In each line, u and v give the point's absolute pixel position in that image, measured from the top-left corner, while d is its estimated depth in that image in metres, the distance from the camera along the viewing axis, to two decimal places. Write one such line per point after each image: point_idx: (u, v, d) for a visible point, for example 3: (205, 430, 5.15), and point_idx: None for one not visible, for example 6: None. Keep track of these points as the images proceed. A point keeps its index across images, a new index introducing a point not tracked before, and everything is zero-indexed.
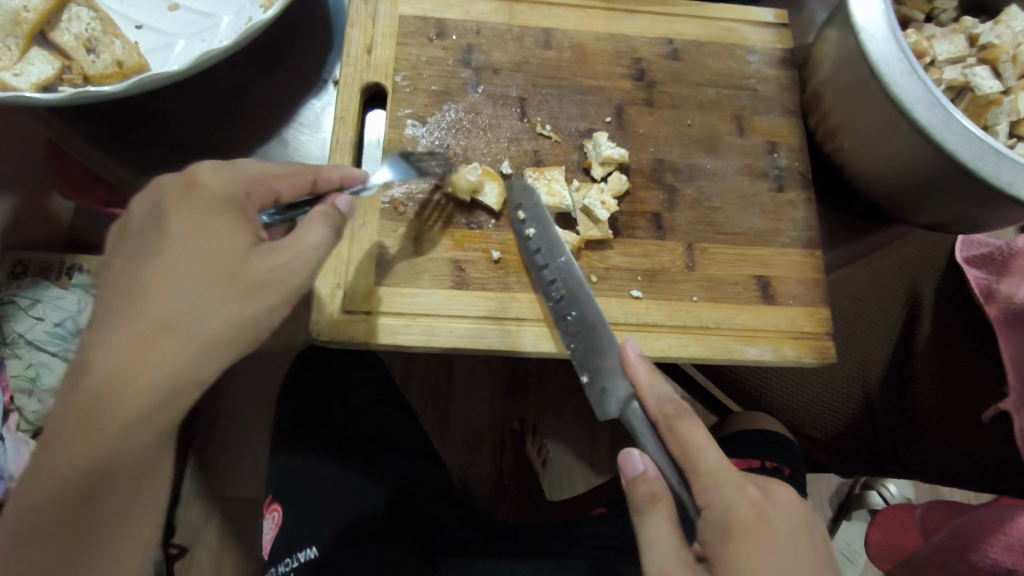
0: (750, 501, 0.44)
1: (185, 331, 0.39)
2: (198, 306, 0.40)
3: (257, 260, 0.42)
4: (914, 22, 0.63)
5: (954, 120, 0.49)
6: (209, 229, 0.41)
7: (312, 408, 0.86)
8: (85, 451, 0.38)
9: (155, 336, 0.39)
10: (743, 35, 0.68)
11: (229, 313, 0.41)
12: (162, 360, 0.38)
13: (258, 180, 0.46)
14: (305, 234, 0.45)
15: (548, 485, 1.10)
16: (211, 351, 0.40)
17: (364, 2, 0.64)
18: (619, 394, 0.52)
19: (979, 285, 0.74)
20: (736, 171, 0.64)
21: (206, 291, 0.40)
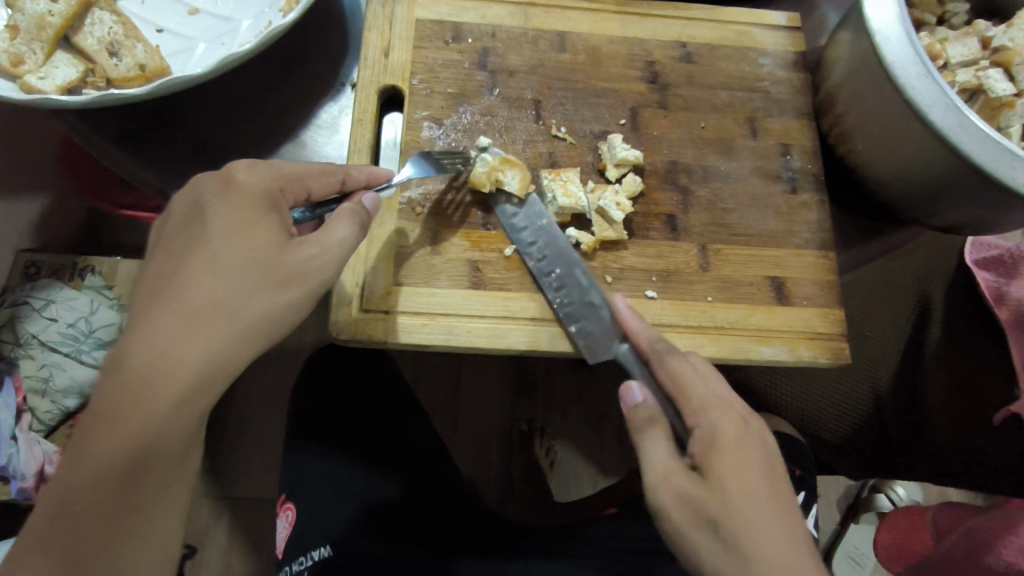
0: (733, 423, 0.49)
1: (218, 322, 0.42)
2: (231, 300, 0.42)
3: (289, 256, 0.44)
4: (927, 25, 0.64)
5: (969, 121, 0.49)
6: (244, 227, 0.44)
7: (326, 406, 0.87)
8: (124, 437, 0.40)
9: (192, 326, 0.41)
10: (755, 38, 0.69)
11: (259, 308, 0.43)
12: (198, 349, 0.41)
13: (284, 180, 0.47)
14: (331, 229, 0.46)
15: (555, 485, 1.07)
16: (243, 342, 0.43)
17: (382, 6, 0.65)
18: (610, 339, 0.56)
19: (989, 286, 0.77)
20: (749, 173, 0.64)
21: (239, 286, 0.42)
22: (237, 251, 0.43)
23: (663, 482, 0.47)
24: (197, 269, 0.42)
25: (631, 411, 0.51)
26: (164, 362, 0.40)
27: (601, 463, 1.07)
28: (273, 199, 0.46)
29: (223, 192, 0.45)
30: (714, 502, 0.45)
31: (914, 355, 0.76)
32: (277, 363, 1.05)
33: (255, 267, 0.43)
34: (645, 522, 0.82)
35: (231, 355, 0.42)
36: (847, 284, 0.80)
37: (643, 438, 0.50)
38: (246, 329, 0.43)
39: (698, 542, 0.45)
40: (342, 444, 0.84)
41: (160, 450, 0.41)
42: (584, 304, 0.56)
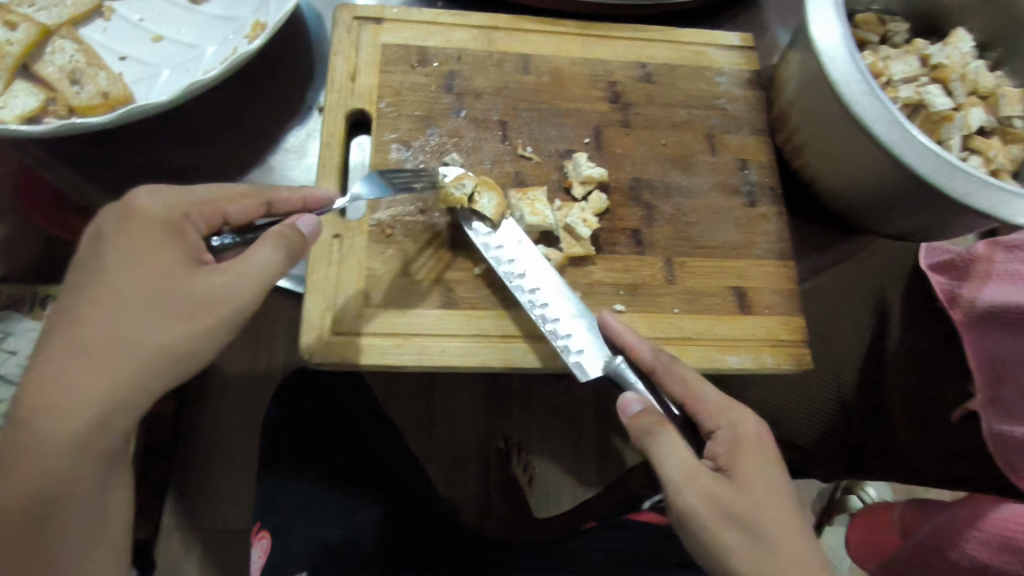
0: (751, 422, 0.52)
1: (114, 357, 0.43)
2: (124, 333, 0.44)
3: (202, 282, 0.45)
4: (870, 43, 0.68)
5: (911, 135, 0.52)
6: (147, 258, 0.45)
7: (306, 431, 0.86)
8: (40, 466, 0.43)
9: (87, 362, 0.43)
10: (711, 58, 0.72)
11: (164, 338, 0.44)
12: (104, 384, 0.43)
13: (200, 205, 0.48)
14: (252, 253, 0.47)
15: (536, 502, 1.13)
16: (157, 372, 0.44)
17: (347, 32, 0.66)
18: (605, 356, 0.54)
19: (943, 290, 0.79)
20: (710, 188, 0.66)
21: (138, 316, 0.44)
22: (133, 286, 0.44)
23: (688, 483, 0.48)
24: (99, 298, 0.44)
25: (635, 420, 0.50)
26: (69, 392, 0.43)
27: (581, 477, 1.15)
28: (174, 226, 0.46)
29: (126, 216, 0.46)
30: (739, 502, 0.48)
31: (875, 360, 0.80)
32: (248, 390, 1.03)
33: (152, 298, 0.44)
34: (625, 531, 0.83)
35: (142, 380, 0.44)
36: (808, 292, 0.83)
37: (658, 440, 0.49)
38: (150, 359, 0.44)
39: (726, 542, 0.47)
40: (319, 468, 0.83)
41: (76, 475, 0.44)
42: (571, 319, 0.55)
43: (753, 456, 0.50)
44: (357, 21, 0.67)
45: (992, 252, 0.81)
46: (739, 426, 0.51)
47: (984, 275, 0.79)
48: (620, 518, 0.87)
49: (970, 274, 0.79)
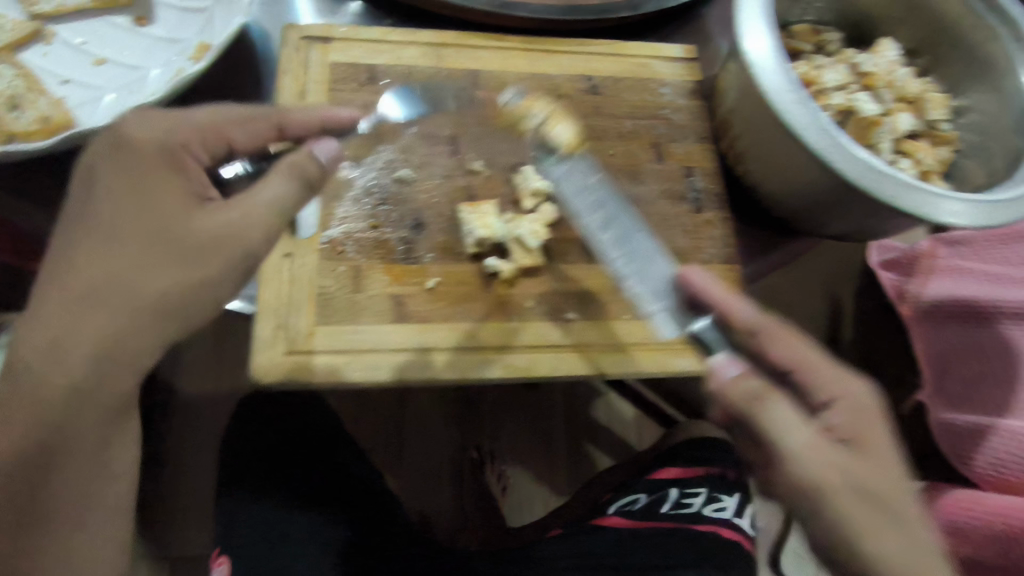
0: (863, 393, 0.51)
1: (112, 301, 0.45)
2: (119, 280, 0.45)
3: (201, 223, 0.46)
4: (804, 53, 0.71)
5: (839, 142, 0.55)
6: (141, 203, 0.46)
7: (272, 448, 0.85)
8: (45, 410, 0.46)
9: (85, 305, 0.44)
10: (655, 69, 0.74)
11: (160, 283, 0.46)
12: (101, 325, 0.45)
13: (203, 126, 0.49)
14: (265, 189, 0.47)
15: (508, 509, 1.16)
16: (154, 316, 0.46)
17: (295, 51, 0.66)
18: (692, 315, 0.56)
19: (894, 286, 0.89)
20: (656, 196, 0.68)
21: (135, 259, 0.45)
22: (132, 229, 0.45)
23: (809, 451, 0.47)
24: (98, 239, 0.45)
25: (735, 385, 0.48)
26: (70, 335, 0.45)
27: (553, 485, 1.19)
28: (177, 156, 0.47)
29: (125, 145, 0.46)
30: (862, 472, 0.47)
31: None
32: (211, 411, 1.02)
33: (149, 241, 0.45)
34: (592, 537, 0.85)
35: (139, 327, 0.45)
36: (769, 282, 0.87)
37: (761, 408, 0.47)
38: (147, 303, 0.45)
39: (853, 514, 0.46)
40: (286, 488, 0.83)
41: (82, 418, 0.47)
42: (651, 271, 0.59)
43: (869, 428, 0.50)
44: (305, 40, 0.67)
45: (935, 247, 0.87)
46: (856, 398, 0.51)
47: (929, 271, 0.86)
48: (586, 523, 0.88)
49: (915, 270, 0.87)
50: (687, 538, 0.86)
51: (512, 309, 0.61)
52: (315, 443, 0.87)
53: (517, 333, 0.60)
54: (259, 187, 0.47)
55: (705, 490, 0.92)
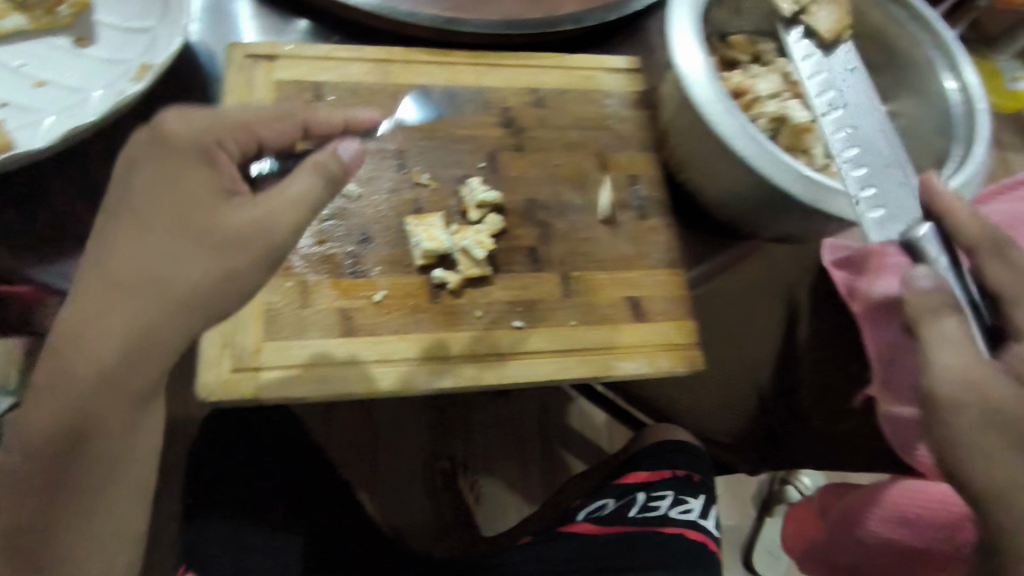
0: None
1: (146, 290, 0.44)
2: (158, 270, 0.45)
3: (228, 215, 0.46)
4: (741, 63, 0.74)
5: (764, 150, 0.58)
6: (184, 192, 0.46)
7: (235, 465, 0.84)
8: (68, 402, 0.45)
9: (118, 293, 0.44)
10: (599, 81, 0.76)
11: (195, 274, 0.45)
12: (135, 314, 0.44)
13: (239, 124, 0.50)
14: (292, 183, 0.48)
15: (484, 518, 1.17)
16: (187, 306, 0.45)
17: (240, 71, 0.67)
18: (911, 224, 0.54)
19: (844, 285, 0.85)
20: (602, 204, 0.70)
21: (171, 251, 0.45)
22: (167, 219, 0.45)
23: (958, 373, 0.48)
24: (135, 229, 0.45)
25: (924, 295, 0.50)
26: (102, 323, 0.44)
27: (525, 492, 1.20)
28: (207, 151, 0.48)
29: (162, 142, 0.47)
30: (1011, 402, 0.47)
31: (787, 353, 0.85)
32: (172, 432, 1.01)
33: (183, 230, 0.45)
34: (560, 543, 0.85)
35: (172, 317, 0.45)
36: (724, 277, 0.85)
37: (939, 321, 0.49)
38: (181, 292, 0.45)
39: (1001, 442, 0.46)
40: (248, 507, 0.81)
41: (109, 407, 0.45)
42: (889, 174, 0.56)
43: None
44: (250, 59, 0.67)
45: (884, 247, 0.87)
46: None
47: (879, 268, 0.84)
48: (553, 530, 0.89)
49: (868, 269, 0.84)
50: (656, 543, 0.84)
51: (461, 319, 0.61)
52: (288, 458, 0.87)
53: (465, 342, 0.61)
54: (286, 182, 0.48)
55: (670, 492, 0.88)
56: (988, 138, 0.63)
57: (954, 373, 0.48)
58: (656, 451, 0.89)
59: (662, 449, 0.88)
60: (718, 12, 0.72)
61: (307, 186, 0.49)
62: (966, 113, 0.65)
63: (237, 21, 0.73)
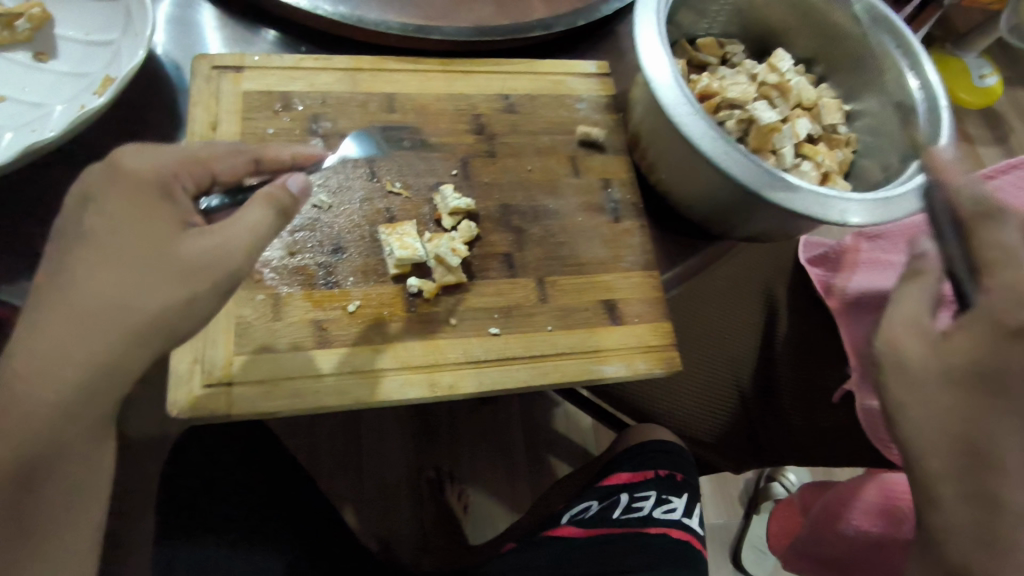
0: None
1: (109, 321, 0.44)
2: (124, 297, 0.44)
3: (193, 241, 0.45)
4: (710, 66, 0.75)
5: (733, 151, 0.58)
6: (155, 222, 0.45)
7: (215, 483, 0.82)
8: (26, 437, 0.43)
9: (85, 323, 0.43)
10: (570, 86, 0.76)
11: (158, 301, 0.44)
12: (97, 348, 0.43)
13: (193, 159, 0.50)
14: (244, 213, 0.47)
15: (471, 528, 1.15)
16: (153, 335, 0.45)
17: (206, 82, 0.66)
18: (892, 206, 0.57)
19: (820, 280, 0.88)
20: (576, 208, 0.70)
21: (135, 280, 0.44)
22: (130, 247, 0.45)
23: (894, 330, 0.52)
24: (101, 260, 0.44)
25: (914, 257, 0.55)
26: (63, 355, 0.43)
27: (512, 499, 1.19)
28: (164, 184, 0.47)
29: (116, 174, 0.46)
30: (926, 372, 0.49)
31: (767, 351, 0.86)
32: (148, 452, 0.99)
33: (146, 259, 0.45)
34: (541, 552, 0.83)
35: (136, 345, 0.45)
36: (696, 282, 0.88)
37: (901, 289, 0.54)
38: (150, 320, 0.44)
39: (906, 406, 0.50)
40: (230, 526, 0.79)
41: (69, 441, 0.44)
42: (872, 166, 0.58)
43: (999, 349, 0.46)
44: (216, 70, 0.67)
45: (858, 242, 0.91)
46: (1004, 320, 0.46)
47: (852, 265, 0.88)
48: (537, 537, 0.87)
49: (842, 265, 0.88)
50: (638, 544, 0.83)
51: (436, 327, 0.61)
52: (267, 476, 0.85)
53: (441, 351, 0.60)
54: (240, 211, 0.47)
55: (653, 493, 0.86)
56: (952, 134, 0.63)
57: (882, 338, 0.53)
58: (644, 451, 0.85)
59: (649, 449, 0.85)
60: (684, 14, 0.73)
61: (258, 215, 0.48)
62: (929, 110, 0.66)
63: (202, 33, 0.72)
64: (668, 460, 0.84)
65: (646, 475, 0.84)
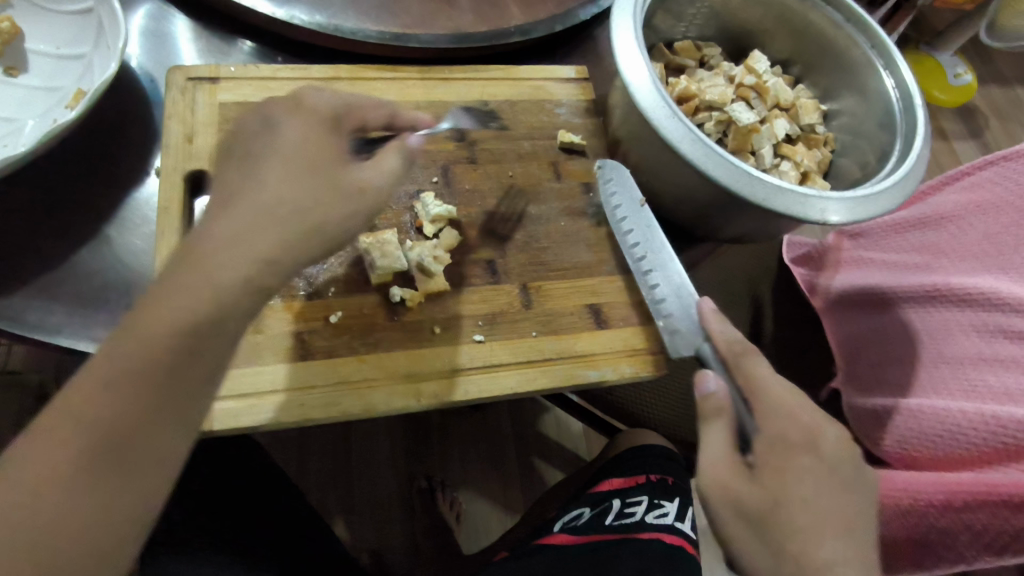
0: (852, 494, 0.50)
1: (244, 242, 0.41)
2: (244, 232, 0.41)
3: (351, 171, 0.47)
4: (688, 68, 0.75)
5: (712, 151, 0.58)
6: (295, 179, 0.44)
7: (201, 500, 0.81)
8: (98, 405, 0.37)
9: (223, 246, 0.40)
10: (549, 91, 0.76)
11: (194, 289, 0.39)
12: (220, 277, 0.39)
13: (351, 104, 0.51)
14: (382, 161, 0.49)
15: (465, 538, 1.14)
16: (236, 300, 0.40)
17: (181, 93, 0.65)
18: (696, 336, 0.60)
19: (805, 280, 0.91)
20: (558, 213, 0.70)
21: (260, 211, 0.42)
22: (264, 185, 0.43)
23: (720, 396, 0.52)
24: (244, 184, 0.43)
25: (703, 399, 0.53)
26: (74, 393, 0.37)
27: (507, 506, 1.19)
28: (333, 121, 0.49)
29: (283, 112, 0.48)
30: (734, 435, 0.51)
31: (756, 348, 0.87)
32: None
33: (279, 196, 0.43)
34: (536, 559, 0.82)
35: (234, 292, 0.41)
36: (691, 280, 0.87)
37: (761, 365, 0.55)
38: (185, 312, 0.39)
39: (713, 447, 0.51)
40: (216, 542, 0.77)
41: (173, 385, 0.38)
42: (683, 301, 0.62)
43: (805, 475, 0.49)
44: (191, 81, 0.66)
45: (840, 241, 0.95)
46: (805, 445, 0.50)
47: (837, 263, 0.92)
48: (530, 544, 0.86)
49: (825, 265, 0.92)
50: (634, 553, 0.82)
51: (419, 336, 0.61)
52: (257, 490, 0.83)
53: (425, 360, 0.60)
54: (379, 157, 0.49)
55: (645, 499, 0.86)
56: (927, 133, 0.64)
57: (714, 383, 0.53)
58: (637, 454, 0.85)
59: (645, 453, 0.85)
60: (660, 18, 0.73)
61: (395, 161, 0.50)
62: (904, 109, 0.67)
63: (176, 45, 0.72)
64: (660, 464, 0.85)
65: (637, 479, 0.85)
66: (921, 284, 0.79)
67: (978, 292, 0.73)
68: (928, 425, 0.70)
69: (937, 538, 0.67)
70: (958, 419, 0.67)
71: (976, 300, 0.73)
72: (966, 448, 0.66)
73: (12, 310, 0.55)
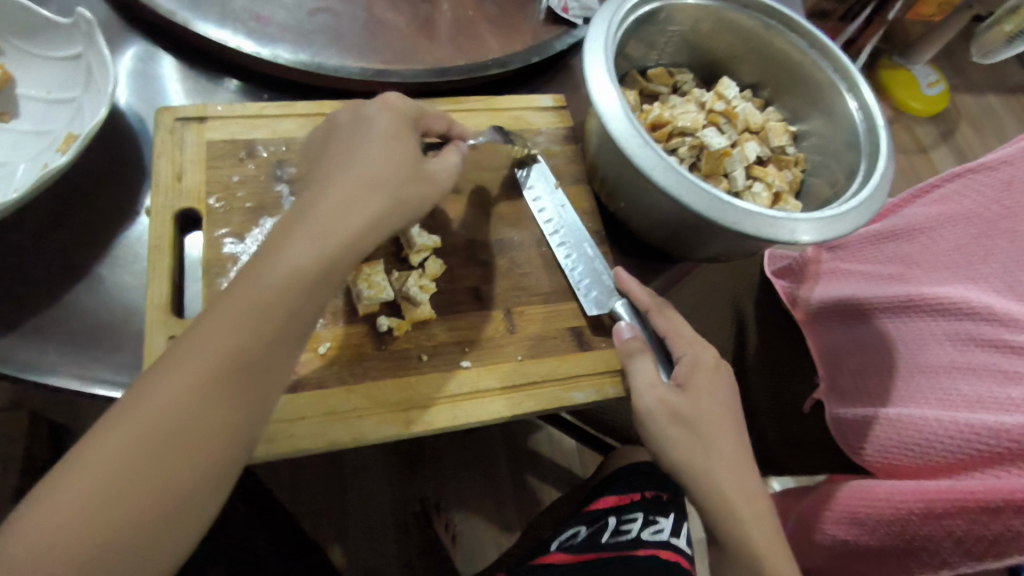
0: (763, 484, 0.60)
1: (265, 293, 0.45)
2: (252, 287, 0.45)
3: (414, 189, 0.54)
4: (661, 94, 0.78)
5: (683, 178, 0.60)
6: (317, 237, 0.48)
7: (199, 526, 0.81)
8: (131, 435, 0.39)
9: (257, 306, 0.44)
10: (529, 120, 0.79)
11: (226, 338, 0.43)
12: (249, 325, 0.44)
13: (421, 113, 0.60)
14: (446, 156, 0.60)
15: (461, 560, 1.14)
16: (258, 343, 0.44)
17: (169, 134, 0.67)
18: (610, 298, 0.68)
19: (786, 292, 0.94)
20: (539, 239, 0.72)
21: (294, 266, 0.46)
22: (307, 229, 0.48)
23: (630, 335, 0.64)
24: (286, 227, 0.48)
25: (622, 343, 0.64)
26: (101, 444, 0.38)
27: (502, 526, 1.19)
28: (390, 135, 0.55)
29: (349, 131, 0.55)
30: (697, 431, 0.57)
31: (738, 363, 0.89)
32: None
33: (295, 250, 0.47)
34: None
35: (258, 322, 0.44)
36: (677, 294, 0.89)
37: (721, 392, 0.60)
38: (216, 355, 0.42)
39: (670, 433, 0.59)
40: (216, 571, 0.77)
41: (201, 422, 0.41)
42: (596, 270, 0.70)
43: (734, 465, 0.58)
44: (179, 122, 0.68)
45: (819, 253, 0.97)
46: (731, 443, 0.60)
47: (816, 275, 0.94)
48: (529, 564, 0.85)
49: (804, 276, 0.95)
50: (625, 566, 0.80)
51: (407, 364, 0.62)
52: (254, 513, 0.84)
53: (413, 388, 0.61)
54: (439, 161, 0.59)
55: (640, 515, 0.87)
56: (891, 152, 0.66)
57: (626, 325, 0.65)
58: (631, 473, 0.90)
59: (636, 471, 0.90)
60: (633, 46, 0.76)
61: (456, 159, 0.60)
62: (868, 130, 0.69)
63: (164, 85, 0.74)
64: (651, 481, 0.90)
65: (631, 496, 0.89)
66: (895, 295, 0.81)
67: (947, 302, 0.75)
68: (907, 435, 0.72)
69: (923, 545, 0.67)
70: (936, 428, 0.69)
71: (948, 310, 0.75)
72: (944, 456, 0.68)
73: (5, 351, 0.56)
